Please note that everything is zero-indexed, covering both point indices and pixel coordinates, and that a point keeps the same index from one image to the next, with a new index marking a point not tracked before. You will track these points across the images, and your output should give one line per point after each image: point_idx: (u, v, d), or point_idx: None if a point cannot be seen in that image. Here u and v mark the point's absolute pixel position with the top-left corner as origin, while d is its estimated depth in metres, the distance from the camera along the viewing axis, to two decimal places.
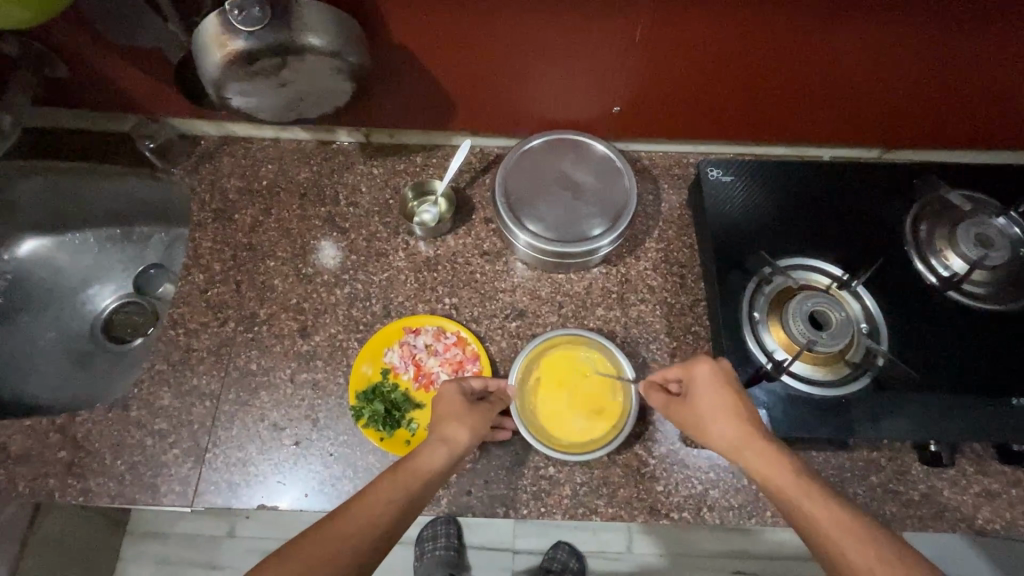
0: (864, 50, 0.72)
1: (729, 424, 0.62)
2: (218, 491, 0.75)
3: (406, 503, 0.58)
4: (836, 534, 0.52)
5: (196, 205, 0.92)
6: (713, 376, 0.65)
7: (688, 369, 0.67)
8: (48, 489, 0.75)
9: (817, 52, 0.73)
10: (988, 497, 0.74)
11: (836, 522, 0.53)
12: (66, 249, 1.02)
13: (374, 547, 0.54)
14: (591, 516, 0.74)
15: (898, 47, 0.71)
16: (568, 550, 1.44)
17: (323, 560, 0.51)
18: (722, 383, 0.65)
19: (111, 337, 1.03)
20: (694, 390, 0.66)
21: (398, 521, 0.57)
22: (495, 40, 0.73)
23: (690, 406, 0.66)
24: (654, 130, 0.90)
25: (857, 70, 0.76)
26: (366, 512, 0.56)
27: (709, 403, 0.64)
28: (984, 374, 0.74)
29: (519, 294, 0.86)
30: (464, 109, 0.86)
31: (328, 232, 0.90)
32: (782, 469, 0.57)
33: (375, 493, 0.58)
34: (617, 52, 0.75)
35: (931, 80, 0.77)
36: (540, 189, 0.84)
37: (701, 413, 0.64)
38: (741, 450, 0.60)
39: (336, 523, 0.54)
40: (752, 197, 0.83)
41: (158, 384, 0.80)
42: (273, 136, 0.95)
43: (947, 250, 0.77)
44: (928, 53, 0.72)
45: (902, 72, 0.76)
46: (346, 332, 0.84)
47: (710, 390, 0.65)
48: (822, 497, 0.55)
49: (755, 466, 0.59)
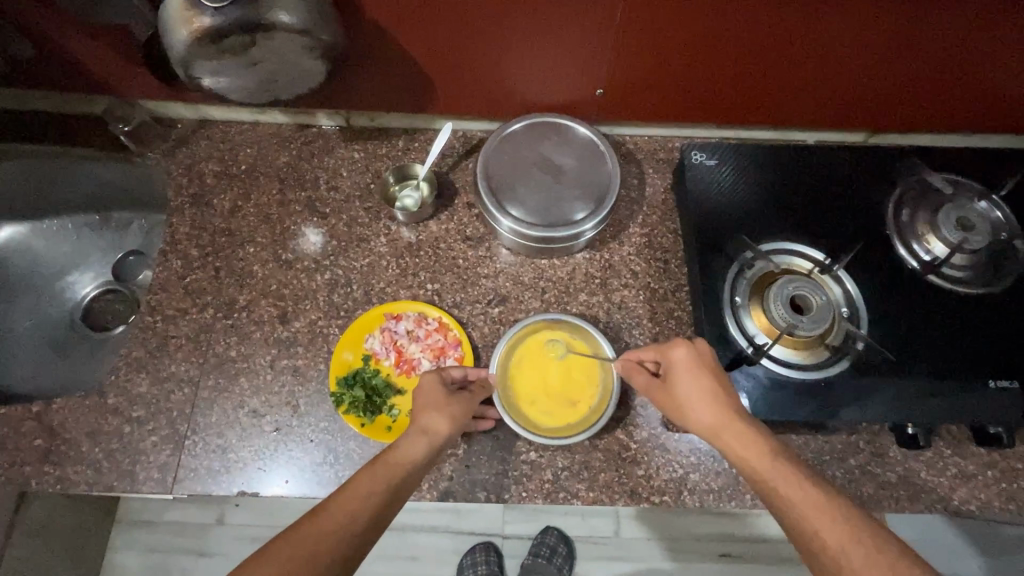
0: (847, 32, 0.72)
1: (706, 408, 0.62)
2: (197, 478, 0.74)
3: (386, 497, 0.58)
4: (808, 516, 0.53)
5: (172, 189, 0.90)
6: (690, 359, 0.65)
7: (666, 352, 0.66)
8: (23, 477, 0.74)
9: (801, 33, 0.72)
10: (964, 478, 0.75)
11: (809, 503, 0.53)
12: (42, 236, 1.01)
13: (354, 543, 0.54)
14: (572, 500, 0.74)
15: (881, 28, 0.71)
16: (557, 535, 1.46)
17: (300, 558, 0.51)
18: (698, 366, 0.64)
19: (90, 325, 1.02)
20: (672, 373, 0.66)
21: (378, 517, 0.56)
22: (472, 20, 0.71)
23: (667, 389, 0.66)
24: (638, 113, 0.89)
25: (839, 52, 0.75)
26: (345, 507, 0.56)
27: (688, 386, 0.64)
28: (962, 357, 0.74)
29: (502, 279, 0.85)
30: (444, 92, 0.85)
31: (308, 217, 0.89)
32: (759, 453, 0.58)
33: (353, 488, 0.58)
34: (598, 32, 0.74)
35: (915, 63, 0.76)
36: (517, 172, 0.82)
37: (679, 396, 0.64)
38: (718, 434, 0.61)
39: (314, 519, 0.54)
40: (736, 181, 0.82)
41: (136, 371, 0.79)
42: (251, 119, 0.93)
43: (929, 234, 0.77)
44: (913, 34, 0.71)
45: (886, 55, 0.75)
46: (326, 318, 0.83)
47: (688, 374, 0.64)
48: (799, 479, 0.55)
49: (735, 448, 0.59)
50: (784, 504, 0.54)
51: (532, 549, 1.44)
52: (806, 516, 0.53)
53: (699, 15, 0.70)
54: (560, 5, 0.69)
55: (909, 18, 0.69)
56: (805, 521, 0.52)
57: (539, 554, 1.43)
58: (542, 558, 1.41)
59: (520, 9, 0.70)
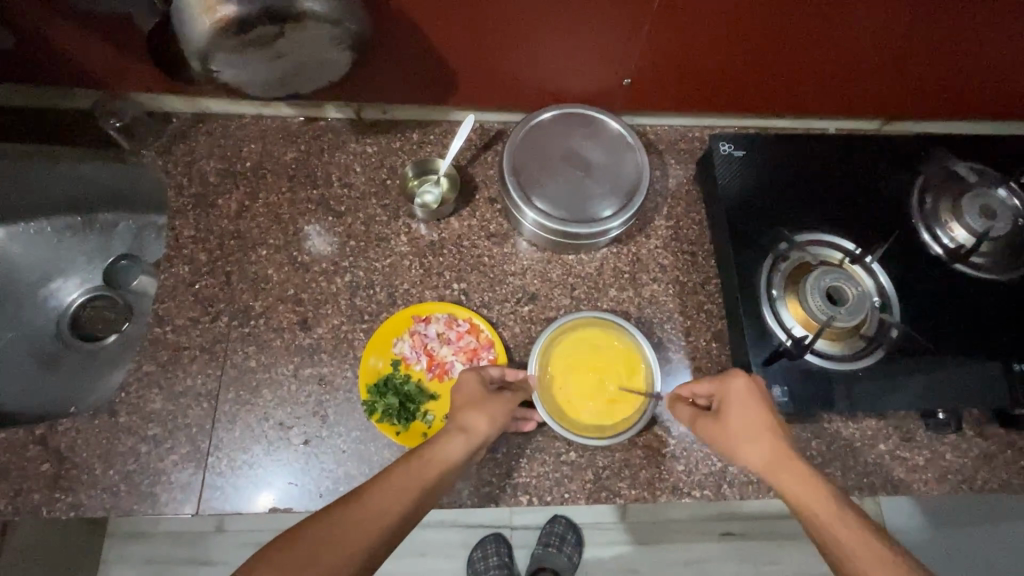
0: (880, 20, 0.71)
1: (761, 444, 0.60)
2: (224, 496, 0.71)
3: (421, 494, 0.55)
4: (869, 568, 0.50)
5: (172, 190, 0.84)
6: (748, 391, 0.64)
7: (723, 382, 0.65)
8: (32, 505, 0.69)
9: (834, 22, 0.71)
10: (986, 458, 0.78)
11: (869, 552, 0.51)
12: (19, 240, 0.90)
13: (382, 545, 0.51)
14: (615, 499, 0.74)
15: (914, 18, 0.70)
16: (566, 523, 1.44)
17: (332, 545, 0.49)
18: (757, 400, 0.63)
19: (80, 335, 0.93)
20: (726, 404, 0.64)
21: (410, 514, 0.54)
22: (502, 9, 0.68)
23: (716, 420, 0.64)
24: (662, 103, 0.87)
25: (869, 43, 0.75)
26: (381, 498, 0.53)
27: (744, 420, 0.62)
28: (986, 342, 0.76)
29: (529, 277, 0.83)
30: (465, 83, 0.81)
31: (321, 216, 0.84)
32: (813, 493, 0.56)
33: (391, 480, 0.55)
34: (630, 21, 0.71)
35: (941, 54, 0.76)
36: (544, 163, 0.80)
37: (730, 429, 0.62)
38: (773, 469, 0.59)
39: (349, 507, 0.52)
40: (763, 171, 0.82)
41: (148, 386, 0.75)
42: (254, 112, 0.88)
43: (952, 221, 0.79)
44: (943, 25, 0.71)
45: (914, 45, 0.75)
46: (350, 323, 0.79)
47: (746, 407, 0.63)
48: (860, 521, 0.53)
49: (788, 485, 0.57)
50: (839, 546, 0.52)
51: (542, 538, 1.42)
52: (864, 564, 0.50)
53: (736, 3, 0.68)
54: None
55: (942, 9, 0.69)
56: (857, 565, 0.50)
57: (548, 544, 1.41)
58: (552, 547, 1.39)
59: None
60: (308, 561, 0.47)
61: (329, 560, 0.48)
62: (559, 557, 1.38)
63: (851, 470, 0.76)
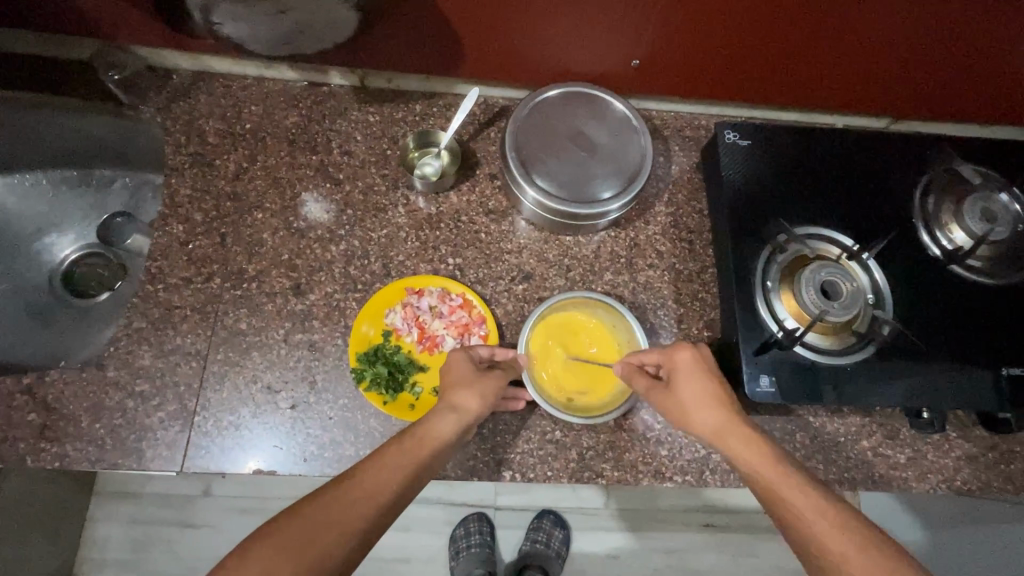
0: (894, 20, 0.70)
1: (708, 413, 0.62)
2: (209, 455, 0.71)
3: (415, 470, 0.56)
4: (812, 520, 0.52)
5: (170, 147, 0.83)
6: (697, 362, 0.66)
7: (669, 355, 0.67)
8: (18, 454, 0.69)
9: (848, 19, 0.70)
10: (967, 460, 0.79)
11: (811, 507, 0.53)
12: (13, 192, 0.89)
13: (378, 519, 0.52)
14: (597, 479, 0.74)
15: (928, 20, 0.70)
16: (553, 519, 1.44)
17: (327, 523, 0.49)
18: (703, 373, 0.65)
19: (73, 291, 0.92)
20: (675, 376, 0.66)
21: (405, 490, 0.55)
22: None
23: (665, 390, 0.66)
24: (669, 88, 0.86)
25: (881, 41, 0.74)
26: (374, 476, 0.54)
27: (691, 391, 0.64)
28: (976, 345, 0.76)
29: (526, 256, 0.83)
30: (472, 56, 0.80)
31: (319, 182, 0.84)
32: (755, 454, 0.58)
33: (383, 458, 0.56)
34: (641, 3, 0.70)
35: (952, 58, 0.76)
36: (547, 143, 0.79)
37: (679, 401, 0.64)
38: (723, 436, 0.61)
39: (342, 486, 0.52)
40: (766, 162, 0.82)
41: (137, 343, 0.74)
42: (256, 74, 0.87)
43: (952, 223, 0.78)
44: (957, 27, 0.70)
45: (927, 46, 0.74)
46: (343, 291, 0.79)
47: (692, 380, 0.65)
48: (799, 484, 0.55)
49: (738, 452, 0.59)
50: (783, 502, 0.54)
51: (530, 533, 1.42)
52: (811, 521, 0.52)
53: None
54: None
55: (957, 11, 0.67)
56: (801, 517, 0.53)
57: (535, 539, 1.41)
58: (539, 543, 1.39)
59: None
60: (304, 537, 0.48)
61: (327, 539, 0.48)
62: (545, 551, 1.38)
63: (833, 464, 0.77)
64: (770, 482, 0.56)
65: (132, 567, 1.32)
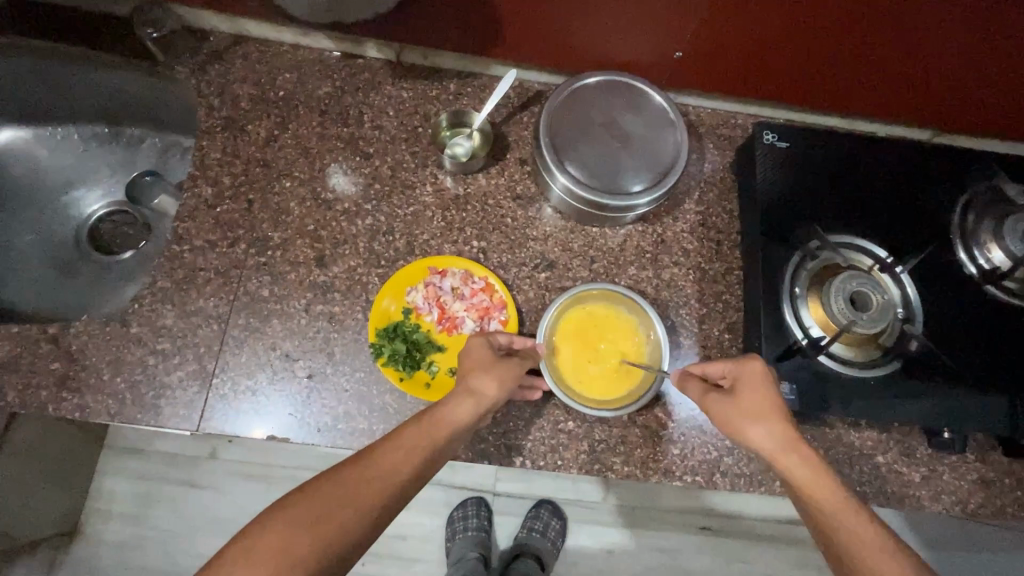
0: (947, 32, 0.68)
1: (769, 427, 0.60)
2: (225, 418, 0.72)
3: (432, 454, 0.56)
4: (868, 551, 0.51)
5: (202, 110, 0.83)
6: (765, 376, 0.64)
7: (739, 364, 0.65)
8: (39, 401, 0.70)
9: (899, 26, 0.68)
10: (983, 484, 0.77)
11: (866, 534, 0.53)
12: (46, 144, 0.90)
13: (395, 500, 0.52)
14: (606, 472, 0.74)
15: (981, 35, 0.67)
16: (551, 510, 1.45)
17: (342, 501, 0.50)
18: (770, 386, 0.63)
19: (97, 246, 0.92)
20: (739, 385, 0.64)
21: (420, 472, 0.55)
22: None
23: (729, 399, 0.64)
24: (709, 82, 0.84)
25: (929, 53, 0.72)
26: (391, 457, 0.54)
27: (755, 401, 0.62)
28: (1003, 369, 0.75)
29: (550, 244, 0.82)
30: (511, 36, 0.79)
31: (349, 155, 0.83)
32: (813, 475, 0.57)
33: (400, 440, 0.56)
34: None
35: (1002, 74, 0.73)
36: (582, 131, 0.77)
37: (741, 410, 0.62)
38: (782, 456, 0.59)
39: (359, 465, 0.53)
40: (802, 167, 0.80)
41: (161, 302, 0.75)
42: (292, 41, 0.86)
43: (991, 242, 0.76)
44: (1011, 44, 0.68)
45: (977, 61, 0.72)
46: (366, 266, 0.79)
47: (759, 392, 0.63)
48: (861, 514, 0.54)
49: (797, 474, 0.57)
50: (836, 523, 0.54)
51: (527, 521, 1.43)
52: (865, 548, 0.52)
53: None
54: None
55: (1013, 27, 0.65)
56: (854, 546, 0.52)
57: (532, 528, 1.42)
58: (536, 532, 1.40)
59: None
60: (323, 517, 0.48)
61: (345, 518, 0.49)
62: (542, 540, 1.39)
63: (845, 476, 0.76)
64: (827, 507, 0.55)
65: (137, 521, 1.35)
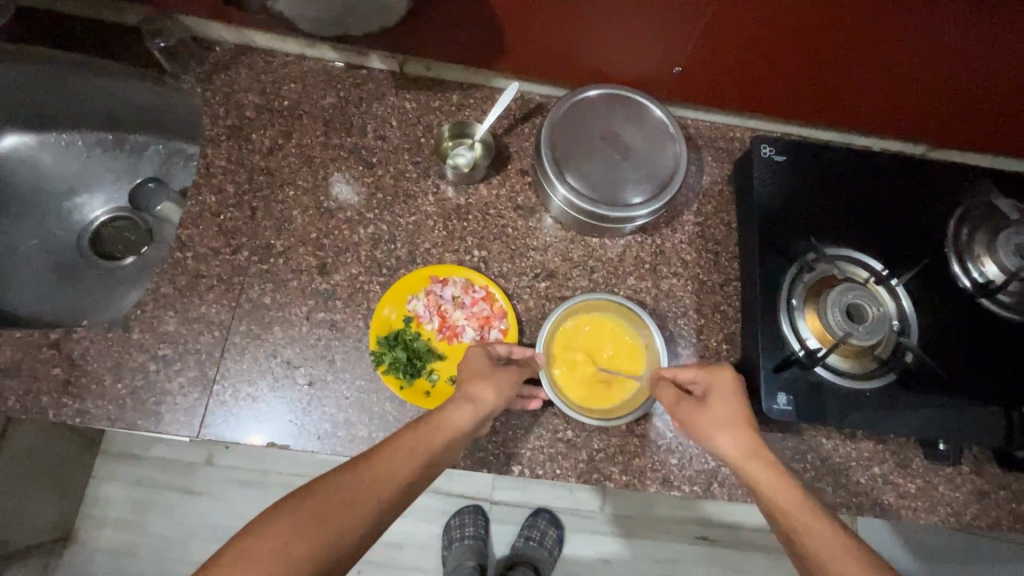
0: (932, 56, 0.70)
1: (735, 434, 0.62)
2: (225, 424, 0.72)
3: (430, 459, 0.57)
4: (828, 549, 0.53)
5: (207, 118, 0.84)
6: (732, 384, 0.66)
7: (710, 373, 0.67)
8: (40, 406, 0.70)
9: (887, 48, 0.71)
10: (978, 495, 0.78)
11: (827, 535, 0.54)
12: (51, 150, 0.91)
13: (393, 503, 0.53)
14: (605, 481, 0.74)
15: (965, 59, 0.70)
16: (548, 519, 1.45)
17: (342, 504, 0.50)
18: (738, 397, 0.65)
19: (99, 252, 0.93)
20: (710, 394, 0.66)
21: (419, 477, 0.55)
22: None
23: (701, 407, 0.65)
24: (707, 95, 0.85)
25: (917, 72, 0.74)
26: (389, 460, 0.55)
27: (723, 411, 0.64)
28: (996, 381, 0.76)
29: (551, 254, 0.83)
30: (513, 50, 0.80)
31: (351, 165, 0.84)
32: (777, 479, 0.59)
33: (398, 444, 0.56)
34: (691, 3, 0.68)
35: (988, 93, 0.75)
36: (583, 142, 0.78)
37: (711, 418, 0.64)
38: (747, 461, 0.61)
39: (358, 469, 0.53)
40: (799, 180, 0.82)
41: (163, 308, 0.76)
42: (298, 52, 0.87)
43: (984, 256, 0.77)
44: (994, 68, 0.70)
45: (963, 81, 0.74)
46: (368, 274, 0.80)
47: (728, 401, 0.65)
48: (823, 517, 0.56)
49: (760, 478, 0.60)
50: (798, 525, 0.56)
51: (524, 530, 1.43)
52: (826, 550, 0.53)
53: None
54: None
55: (996, 52, 0.68)
56: (816, 548, 0.54)
57: (529, 537, 1.41)
58: (533, 541, 1.40)
59: None
60: (320, 520, 0.48)
61: (342, 518, 0.49)
62: (538, 548, 1.39)
63: (842, 487, 0.77)
64: (788, 510, 0.57)
65: (132, 527, 1.34)
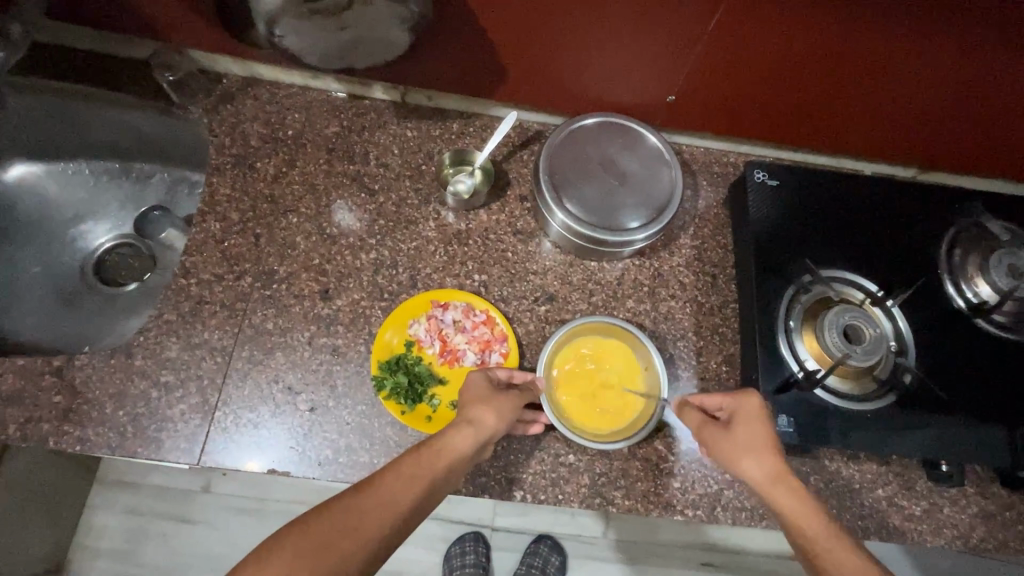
0: (912, 83, 0.74)
1: (762, 460, 0.61)
2: (226, 451, 0.72)
3: (430, 484, 0.57)
4: None
5: (213, 147, 0.86)
6: (762, 411, 0.65)
7: (738, 399, 0.66)
8: (40, 434, 0.70)
9: (866, 78, 0.74)
10: (983, 517, 0.77)
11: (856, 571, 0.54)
12: (57, 178, 0.92)
13: (394, 533, 0.52)
14: (607, 506, 0.74)
15: (943, 86, 0.73)
16: (550, 545, 1.42)
17: (344, 531, 0.50)
18: (765, 421, 0.64)
19: (103, 279, 0.94)
20: (735, 421, 0.65)
21: (420, 504, 0.55)
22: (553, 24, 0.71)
23: (726, 433, 0.65)
24: (702, 119, 0.87)
25: (899, 98, 0.77)
26: (392, 487, 0.55)
27: (750, 436, 0.63)
28: (995, 402, 0.76)
29: (550, 277, 0.84)
30: (511, 80, 0.83)
31: (353, 192, 0.86)
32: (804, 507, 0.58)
33: (400, 468, 0.56)
34: (688, 23, 0.69)
35: (967, 119, 0.78)
36: (580, 169, 0.80)
37: (736, 445, 0.63)
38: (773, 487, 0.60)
39: (362, 495, 0.53)
40: (792, 203, 0.83)
41: (166, 334, 0.76)
42: (302, 83, 0.90)
43: (977, 276, 0.79)
44: (970, 95, 0.74)
45: (941, 107, 0.77)
46: (369, 299, 0.80)
47: (754, 426, 0.64)
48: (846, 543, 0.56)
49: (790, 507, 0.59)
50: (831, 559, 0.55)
51: (525, 557, 1.40)
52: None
53: (801, 22, 0.66)
54: (644, 24, 0.70)
55: (971, 80, 0.71)
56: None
57: (531, 565, 1.38)
58: (535, 569, 1.37)
59: (601, 20, 0.70)
60: (326, 547, 0.48)
61: (348, 546, 0.49)
62: None
63: (847, 510, 0.76)
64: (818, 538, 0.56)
65: (126, 558, 1.32)
